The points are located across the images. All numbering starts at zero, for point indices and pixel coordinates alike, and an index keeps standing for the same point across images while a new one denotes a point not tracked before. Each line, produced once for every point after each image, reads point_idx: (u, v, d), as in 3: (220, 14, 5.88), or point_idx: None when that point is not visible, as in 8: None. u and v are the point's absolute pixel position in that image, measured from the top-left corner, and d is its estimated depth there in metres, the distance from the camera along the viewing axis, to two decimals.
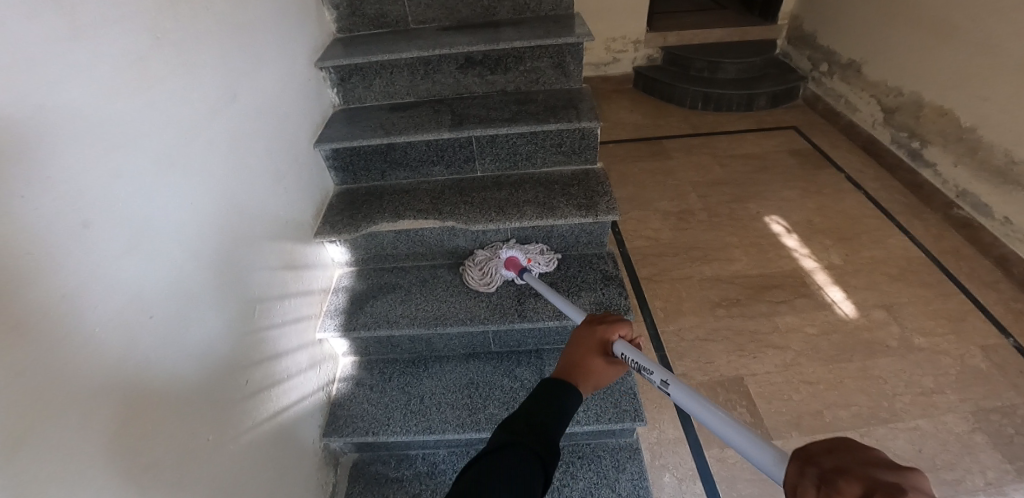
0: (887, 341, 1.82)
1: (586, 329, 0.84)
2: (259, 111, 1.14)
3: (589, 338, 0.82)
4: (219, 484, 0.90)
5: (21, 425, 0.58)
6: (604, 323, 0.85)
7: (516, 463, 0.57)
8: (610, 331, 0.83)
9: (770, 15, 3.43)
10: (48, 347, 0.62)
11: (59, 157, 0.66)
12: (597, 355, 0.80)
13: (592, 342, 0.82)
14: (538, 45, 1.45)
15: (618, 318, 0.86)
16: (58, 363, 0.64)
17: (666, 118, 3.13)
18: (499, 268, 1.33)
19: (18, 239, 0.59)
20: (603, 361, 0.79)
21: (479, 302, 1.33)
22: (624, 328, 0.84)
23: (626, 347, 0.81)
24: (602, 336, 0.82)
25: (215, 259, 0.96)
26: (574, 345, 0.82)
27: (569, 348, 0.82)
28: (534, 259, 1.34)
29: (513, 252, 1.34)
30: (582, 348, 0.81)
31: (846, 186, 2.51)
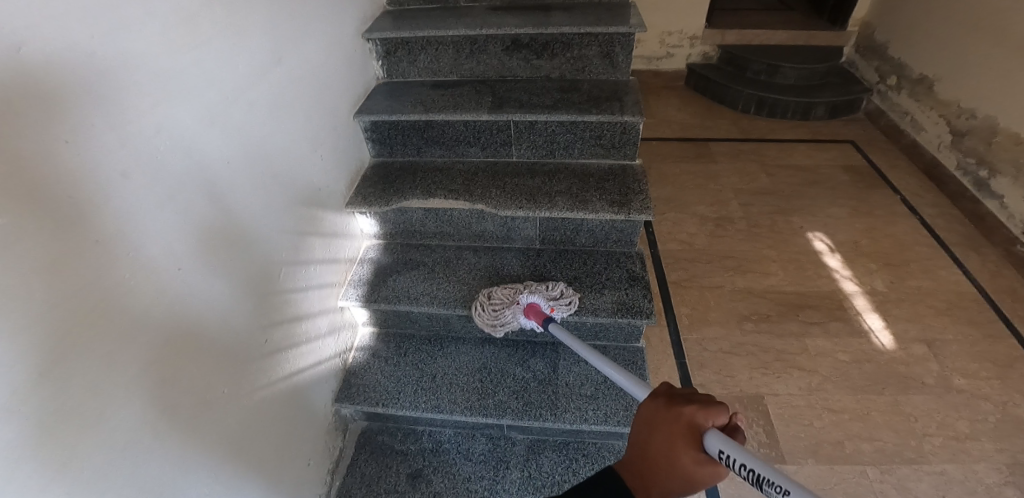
0: (923, 378, 1.72)
1: (664, 410, 0.61)
2: (302, 77, 1.14)
3: (670, 424, 0.59)
4: (231, 434, 0.94)
5: (46, 361, 0.61)
6: (692, 404, 0.61)
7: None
8: (700, 418, 0.59)
9: (840, 20, 3.23)
10: (80, 288, 0.65)
11: (105, 105, 0.68)
12: (683, 453, 0.57)
13: (673, 431, 0.59)
14: (588, 33, 1.40)
15: (711, 399, 0.61)
16: (87, 304, 0.66)
17: (714, 120, 3.02)
18: (518, 316, 1.18)
19: (59, 180, 0.62)
20: (692, 461, 0.57)
21: None
22: (719, 414, 0.60)
23: (728, 443, 0.56)
24: (687, 423, 0.59)
25: (246, 218, 0.98)
26: (649, 434, 0.60)
27: (644, 433, 0.61)
28: (557, 307, 1.19)
29: (533, 298, 1.19)
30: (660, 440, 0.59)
31: (901, 209, 2.37)
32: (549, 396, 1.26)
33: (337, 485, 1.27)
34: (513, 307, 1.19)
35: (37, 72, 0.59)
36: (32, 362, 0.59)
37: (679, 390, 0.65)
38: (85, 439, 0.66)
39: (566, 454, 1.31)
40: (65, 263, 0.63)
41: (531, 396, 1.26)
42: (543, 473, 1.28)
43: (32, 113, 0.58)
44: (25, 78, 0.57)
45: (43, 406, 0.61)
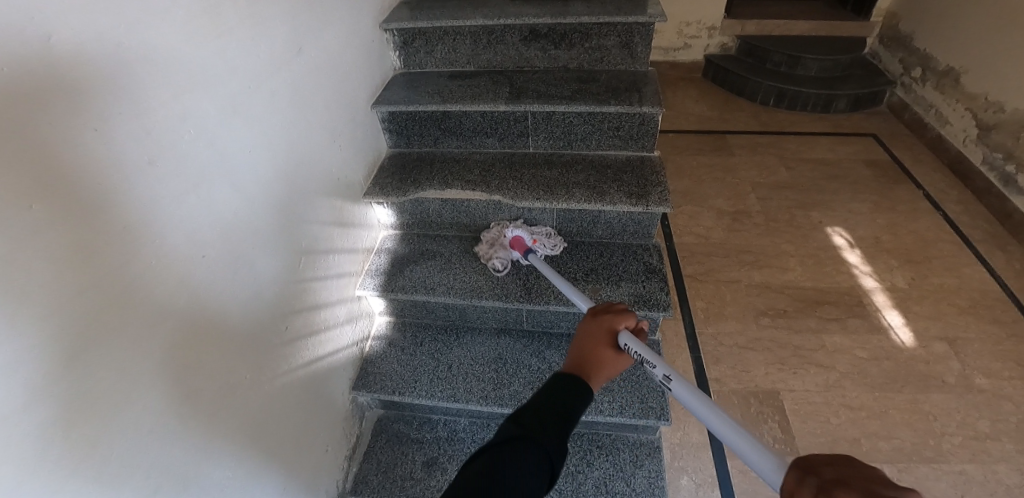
0: (944, 376, 1.69)
1: (591, 320, 0.88)
2: (321, 67, 1.15)
3: (597, 329, 0.85)
4: (251, 419, 0.95)
5: (74, 346, 0.63)
6: (610, 314, 0.88)
7: (526, 456, 0.59)
8: (615, 321, 0.86)
9: (864, 10, 3.15)
10: (108, 275, 0.67)
11: (131, 95, 0.69)
12: (605, 345, 0.83)
13: (599, 332, 0.85)
14: (607, 23, 1.38)
15: (622, 309, 0.89)
16: (115, 292, 0.68)
17: (733, 113, 2.97)
18: (507, 248, 1.33)
19: (86, 169, 0.63)
20: (611, 352, 0.82)
21: (516, 280, 1.33)
22: (627, 319, 0.87)
23: (630, 338, 0.84)
24: (606, 324, 0.86)
25: (267, 207, 0.99)
26: (581, 336, 0.85)
27: (579, 338, 0.85)
28: (540, 241, 1.32)
29: (517, 232, 1.32)
30: (591, 338, 0.84)
31: (924, 205, 2.32)
32: None
33: (355, 472, 1.29)
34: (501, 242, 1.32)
35: (66, 62, 0.60)
36: (59, 347, 0.61)
37: (603, 307, 0.91)
38: (114, 420, 0.68)
39: (581, 445, 1.33)
40: (93, 250, 0.65)
41: None
42: None
43: (62, 102, 0.60)
44: (54, 68, 0.59)
45: (70, 390, 0.62)
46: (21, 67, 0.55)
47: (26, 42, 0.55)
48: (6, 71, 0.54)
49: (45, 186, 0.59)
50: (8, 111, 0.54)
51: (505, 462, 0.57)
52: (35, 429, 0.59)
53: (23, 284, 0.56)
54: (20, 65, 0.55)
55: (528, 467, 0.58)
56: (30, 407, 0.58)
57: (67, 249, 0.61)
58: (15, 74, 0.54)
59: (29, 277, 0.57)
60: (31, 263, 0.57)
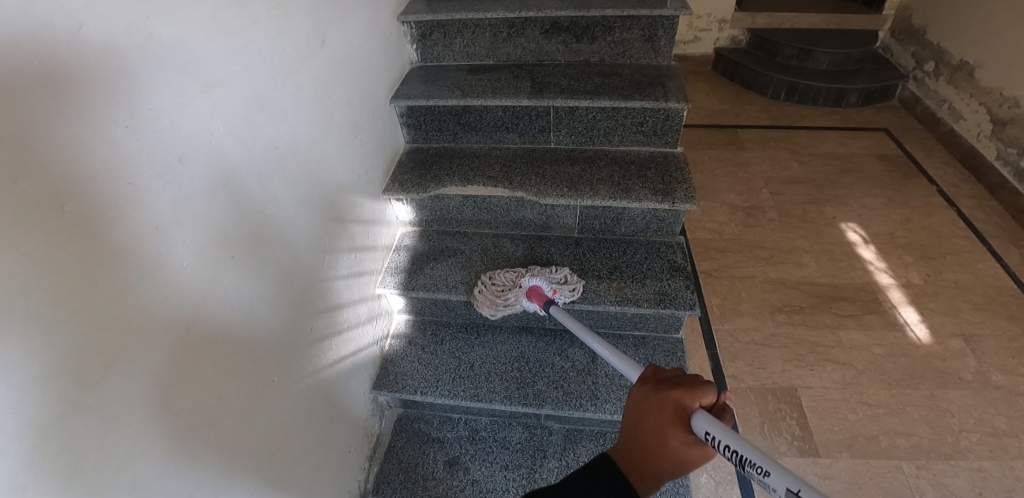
0: (961, 373, 1.69)
1: (653, 393, 0.66)
2: (343, 61, 1.12)
3: (659, 410, 0.63)
4: (277, 422, 0.94)
5: (106, 353, 0.61)
6: (679, 386, 0.65)
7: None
8: (687, 398, 0.63)
9: (875, 3, 3.12)
10: (140, 279, 0.65)
11: (161, 90, 0.67)
12: (673, 434, 0.62)
13: (663, 413, 0.63)
14: (630, 16, 1.36)
15: (697, 381, 0.65)
16: (146, 295, 0.66)
17: (744, 106, 2.95)
18: (520, 298, 1.19)
19: (119, 166, 0.61)
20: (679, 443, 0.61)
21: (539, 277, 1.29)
22: (705, 394, 0.64)
23: (712, 425, 0.60)
24: (674, 404, 0.63)
25: (291, 205, 0.96)
26: (638, 417, 0.65)
27: (636, 420, 0.64)
28: (559, 290, 1.19)
29: (535, 282, 1.20)
30: (651, 421, 0.63)
31: (937, 200, 2.31)
32: (589, 386, 1.26)
33: (376, 471, 1.28)
34: (516, 292, 1.20)
35: (98, 57, 0.58)
36: (94, 354, 0.59)
37: (665, 374, 0.69)
38: (144, 429, 0.66)
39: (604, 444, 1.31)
40: (124, 253, 0.62)
41: (570, 387, 1.26)
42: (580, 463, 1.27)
43: (94, 98, 0.57)
44: (86, 63, 0.56)
45: (101, 400, 0.60)
46: (52, 59, 0.53)
47: (56, 34, 0.53)
48: (37, 63, 0.51)
49: (79, 186, 0.56)
50: (39, 106, 0.52)
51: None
52: (68, 441, 0.57)
53: (56, 289, 0.54)
54: (50, 58, 0.53)
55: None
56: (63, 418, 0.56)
57: (99, 251, 0.59)
58: (51, 67, 0.53)
59: (64, 281, 0.55)
60: (65, 266, 0.55)
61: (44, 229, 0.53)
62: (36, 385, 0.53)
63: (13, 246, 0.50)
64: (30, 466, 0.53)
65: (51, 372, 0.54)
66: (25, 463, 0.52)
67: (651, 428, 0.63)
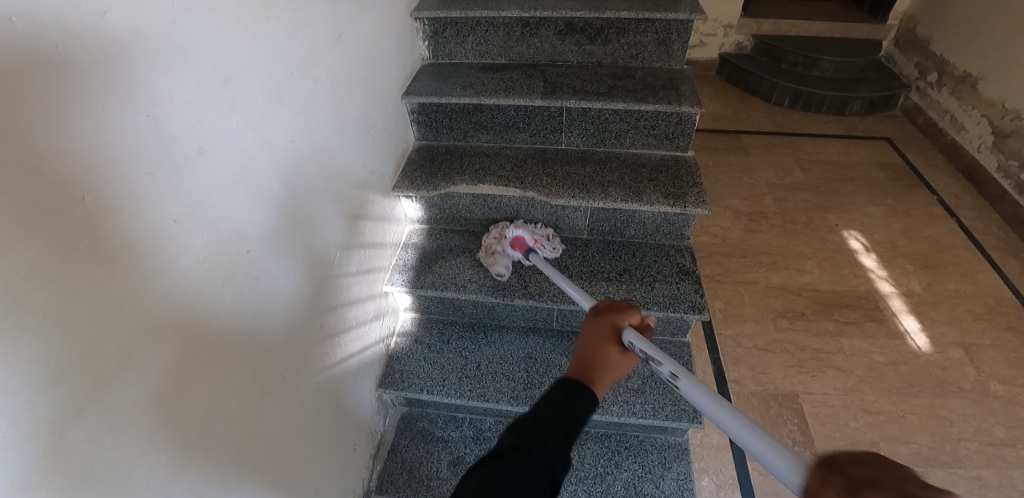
0: (960, 382, 1.70)
1: (594, 319, 0.87)
2: (358, 56, 1.11)
3: (599, 327, 0.84)
4: (286, 419, 0.93)
5: (119, 351, 0.59)
6: (613, 312, 0.88)
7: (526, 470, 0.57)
8: (619, 318, 0.86)
9: (881, 12, 3.14)
10: (152, 276, 0.63)
11: (183, 79, 0.66)
12: (609, 341, 0.82)
13: (602, 328, 0.84)
14: (645, 19, 1.36)
15: (626, 306, 0.89)
16: (158, 293, 0.64)
17: (748, 112, 2.96)
18: (504, 246, 1.30)
19: (140, 156, 0.60)
20: (613, 349, 0.81)
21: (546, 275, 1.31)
22: (631, 315, 0.87)
23: (635, 336, 0.83)
24: (611, 322, 0.85)
25: (305, 200, 0.95)
26: (585, 335, 0.84)
27: (583, 337, 0.84)
28: (541, 241, 1.30)
29: (518, 232, 1.31)
30: (595, 335, 0.83)
31: (938, 210, 2.32)
32: None
33: (379, 469, 1.27)
34: (501, 242, 1.30)
35: (123, 47, 0.57)
36: (110, 349, 0.58)
37: (604, 306, 0.90)
38: (157, 426, 0.65)
39: (608, 446, 1.32)
40: (138, 249, 0.61)
41: None
42: (584, 464, 1.28)
43: (117, 87, 0.56)
44: (110, 52, 0.55)
45: (116, 395, 0.59)
46: (76, 45, 0.52)
47: (80, 19, 0.52)
48: (60, 48, 0.50)
49: (99, 178, 0.55)
50: (61, 93, 0.50)
51: (501, 479, 0.55)
52: (84, 438, 0.56)
53: (70, 285, 0.53)
54: (74, 45, 0.51)
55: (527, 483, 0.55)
56: (79, 414, 0.55)
57: (98, 251, 0.56)
58: (76, 54, 0.52)
59: (55, 286, 0.51)
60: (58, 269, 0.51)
61: (51, 227, 0.51)
62: (36, 391, 0.50)
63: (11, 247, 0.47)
64: (42, 463, 0.52)
65: (57, 374, 0.52)
66: (38, 458, 0.51)
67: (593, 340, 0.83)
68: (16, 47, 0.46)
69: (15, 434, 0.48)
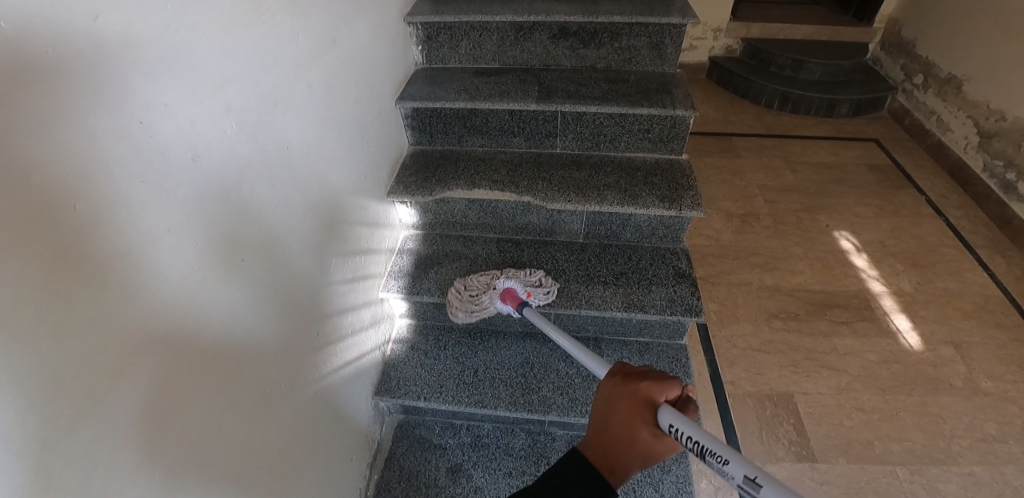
0: (951, 379, 1.72)
1: (622, 387, 0.69)
2: (352, 60, 1.10)
3: (630, 403, 0.67)
4: (282, 430, 0.91)
5: (110, 366, 0.58)
6: (647, 379, 0.69)
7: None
8: (655, 391, 0.68)
9: (866, 15, 3.19)
10: (142, 290, 0.61)
11: (176, 84, 0.65)
12: (642, 425, 0.65)
13: (632, 405, 0.66)
14: (639, 23, 1.37)
15: (665, 375, 0.70)
16: (151, 305, 0.63)
17: (738, 115, 2.99)
18: (495, 300, 1.19)
19: (134, 164, 0.59)
20: (647, 437, 0.65)
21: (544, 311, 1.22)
22: (670, 389, 0.69)
23: (677, 418, 0.65)
24: (643, 398, 0.67)
25: (299, 207, 0.94)
26: (608, 412, 0.67)
27: (606, 413, 0.67)
28: (534, 293, 1.21)
29: (510, 284, 1.20)
30: (623, 416, 0.66)
31: (926, 210, 2.35)
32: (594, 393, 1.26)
33: (376, 479, 1.25)
34: (490, 293, 1.19)
35: (118, 49, 0.56)
36: (104, 362, 0.57)
37: (633, 368, 0.73)
38: (149, 443, 0.64)
39: None
40: (129, 260, 0.59)
41: (576, 393, 1.25)
42: None
43: (110, 92, 0.56)
44: (101, 56, 0.54)
45: (109, 411, 0.58)
46: (67, 50, 0.50)
47: (71, 22, 0.51)
48: (51, 53, 0.49)
49: (93, 185, 0.54)
50: (55, 96, 0.50)
51: None
52: (75, 457, 0.54)
53: (64, 297, 0.52)
54: (67, 49, 0.50)
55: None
56: (71, 434, 0.54)
57: (80, 265, 0.54)
58: (70, 60, 0.51)
59: (32, 308, 0.49)
60: (32, 290, 0.49)
61: (36, 246, 0.49)
62: (18, 417, 0.48)
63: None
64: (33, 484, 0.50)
65: (46, 393, 0.51)
66: (30, 480, 0.50)
67: (620, 423, 0.66)
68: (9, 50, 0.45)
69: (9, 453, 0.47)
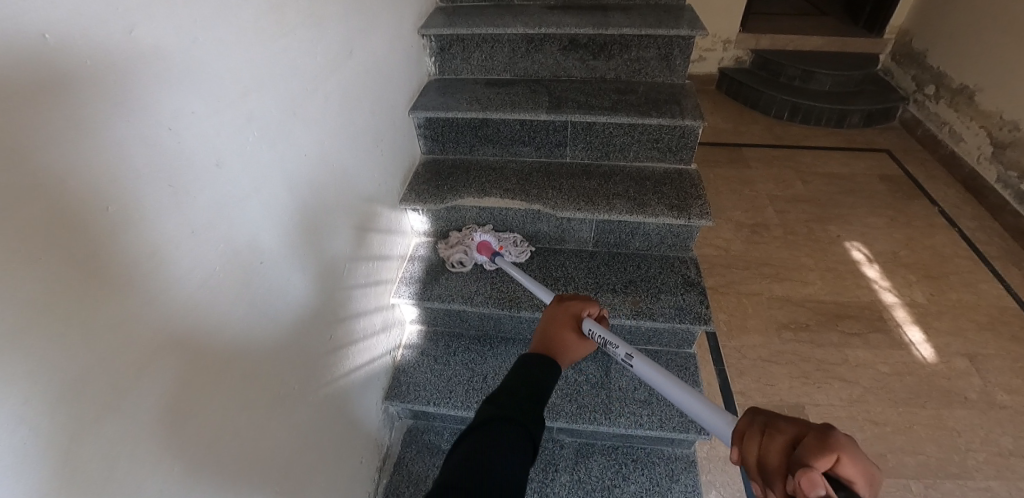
0: (967, 392, 1.69)
1: (557, 306, 0.93)
2: (367, 71, 1.13)
3: (561, 313, 0.91)
4: (294, 431, 0.93)
5: (130, 366, 0.59)
6: (574, 299, 0.94)
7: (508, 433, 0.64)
8: (581, 307, 0.92)
9: (877, 27, 3.19)
10: (162, 293, 0.63)
11: (202, 93, 0.68)
12: (572, 327, 0.88)
13: (564, 315, 0.90)
14: (648, 35, 1.39)
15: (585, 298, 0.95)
16: (170, 308, 0.65)
17: (748, 125, 2.99)
18: (472, 251, 1.34)
19: (161, 169, 0.62)
20: (576, 336, 0.88)
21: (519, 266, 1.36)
22: (590, 304, 0.94)
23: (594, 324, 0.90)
24: (571, 311, 0.91)
25: (315, 213, 0.97)
26: (547, 321, 0.90)
27: (545, 322, 0.90)
28: (507, 246, 1.35)
29: (485, 237, 1.34)
30: (557, 322, 0.89)
31: (940, 221, 2.33)
32: (603, 400, 1.27)
33: (385, 483, 1.26)
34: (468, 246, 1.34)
35: (147, 60, 0.59)
36: (129, 359, 0.59)
37: (563, 295, 0.98)
38: (167, 441, 0.65)
39: (616, 458, 1.30)
40: (152, 262, 0.61)
41: (584, 400, 1.27)
42: (592, 477, 1.27)
43: (142, 101, 0.59)
44: (135, 66, 0.57)
45: (132, 405, 0.60)
46: (104, 61, 0.53)
47: (109, 35, 0.54)
48: (89, 64, 0.52)
49: (119, 190, 0.56)
50: (87, 104, 0.52)
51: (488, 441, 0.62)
52: (97, 453, 0.56)
53: (89, 298, 0.54)
54: (100, 61, 0.53)
55: (509, 446, 0.62)
56: (91, 432, 0.55)
57: (101, 269, 0.55)
58: (105, 69, 0.54)
59: (56, 309, 0.50)
60: (62, 289, 0.51)
61: (66, 246, 0.51)
62: (45, 410, 0.50)
63: (9, 269, 0.46)
64: (54, 480, 0.52)
65: (67, 392, 0.52)
66: (50, 476, 0.51)
67: (555, 326, 0.88)
68: (44, 59, 0.47)
69: (34, 445, 0.49)
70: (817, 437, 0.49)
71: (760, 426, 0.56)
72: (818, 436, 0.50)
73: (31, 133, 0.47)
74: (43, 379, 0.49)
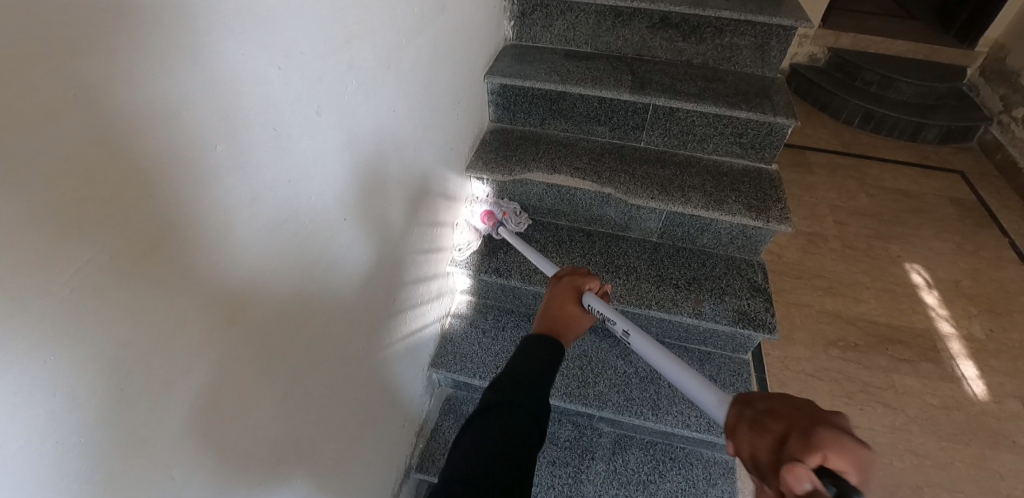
0: (1016, 436, 1.62)
1: (557, 282, 0.96)
2: (453, 31, 1.07)
3: (562, 289, 0.93)
4: (351, 393, 0.92)
5: (220, 317, 0.58)
6: (576, 275, 0.97)
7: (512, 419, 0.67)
8: (582, 280, 0.95)
9: (969, 38, 2.97)
10: (249, 250, 0.60)
11: (311, 32, 0.64)
12: (572, 304, 0.91)
13: (566, 292, 0.93)
14: (747, 21, 1.30)
15: (585, 271, 0.97)
16: (255, 266, 0.62)
17: (814, 128, 2.85)
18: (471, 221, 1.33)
19: (265, 111, 0.59)
20: (575, 310, 0.91)
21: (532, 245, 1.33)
22: (591, 280, 0.96)
23: (595, 299, 0.94)
24: (572, 284, 0.94)
25: (394, 172, 0.94)
26: (550, 296, 0.93)
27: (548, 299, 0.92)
28: (508, 214, 1.33)
29: (485, 206, 1.34)
30: (558, 296, 0.92)
31: (1009, 254, 2.20)
32: (652, 396, 1.24)
33: (421, 448, 1.26)
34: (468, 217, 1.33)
35: None
36: (219, 310, 0.57)
37: (565, 270, 0.99)
38: (243, 393, 0.64)
39: (653, 454, 1.29)
40: (251, 211, 0.59)
41: (632, 393, 1.24)
42: (628, 470, 1.26)
43: (256, 36, 0.55)
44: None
45: (218, 355, 0.59)
46: None
47: None
48: None
49: (216, 137, 0.52)
50: (190, 38, 0.47)
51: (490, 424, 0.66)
52: (183, 401, 0.55)
53: (192, 244, 0.52)
54: None
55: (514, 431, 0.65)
56: (167, 396, 0.52)
57: (209, 213, 0.53)
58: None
59: (156, 255, 0.48)
60: (168, 231, 0.49)
61: (176, 186, 0.49)
62: (143, 354, 0.49)
63: (117, 209, 0.43)
64: (144, 427, 0.50)
65: (153, 351, 0.50)
66: (142, 423, 0.50)
67: (555, 303, 0.91)
68: None
69: (127, 390, 0.48)
70: (803, 439, 0.49)
71: (749, 421, 0.58)
72: (801, 441, 0.49)
73: (128, 67, 0.42)
74: (142, 324, 0.48)
